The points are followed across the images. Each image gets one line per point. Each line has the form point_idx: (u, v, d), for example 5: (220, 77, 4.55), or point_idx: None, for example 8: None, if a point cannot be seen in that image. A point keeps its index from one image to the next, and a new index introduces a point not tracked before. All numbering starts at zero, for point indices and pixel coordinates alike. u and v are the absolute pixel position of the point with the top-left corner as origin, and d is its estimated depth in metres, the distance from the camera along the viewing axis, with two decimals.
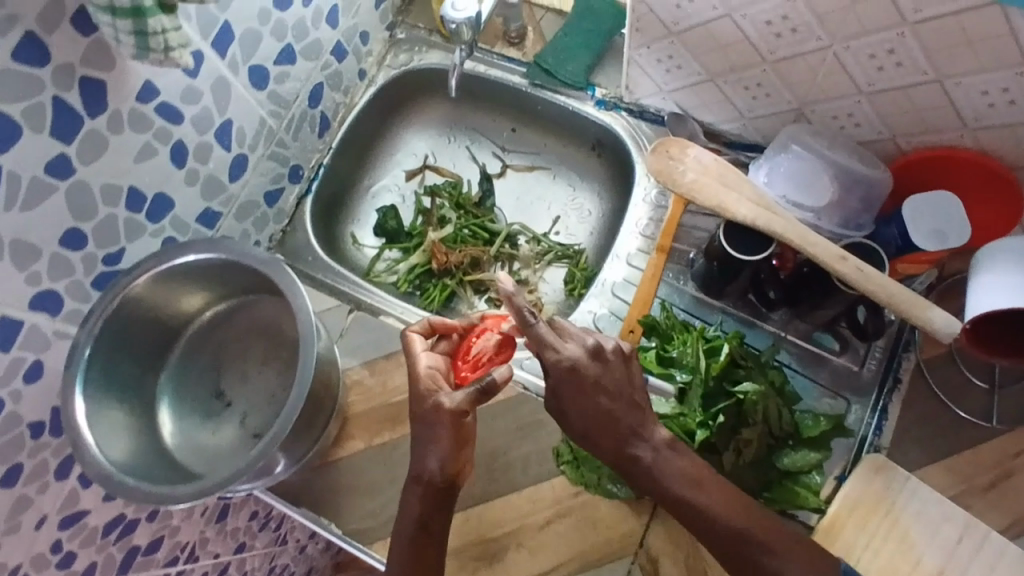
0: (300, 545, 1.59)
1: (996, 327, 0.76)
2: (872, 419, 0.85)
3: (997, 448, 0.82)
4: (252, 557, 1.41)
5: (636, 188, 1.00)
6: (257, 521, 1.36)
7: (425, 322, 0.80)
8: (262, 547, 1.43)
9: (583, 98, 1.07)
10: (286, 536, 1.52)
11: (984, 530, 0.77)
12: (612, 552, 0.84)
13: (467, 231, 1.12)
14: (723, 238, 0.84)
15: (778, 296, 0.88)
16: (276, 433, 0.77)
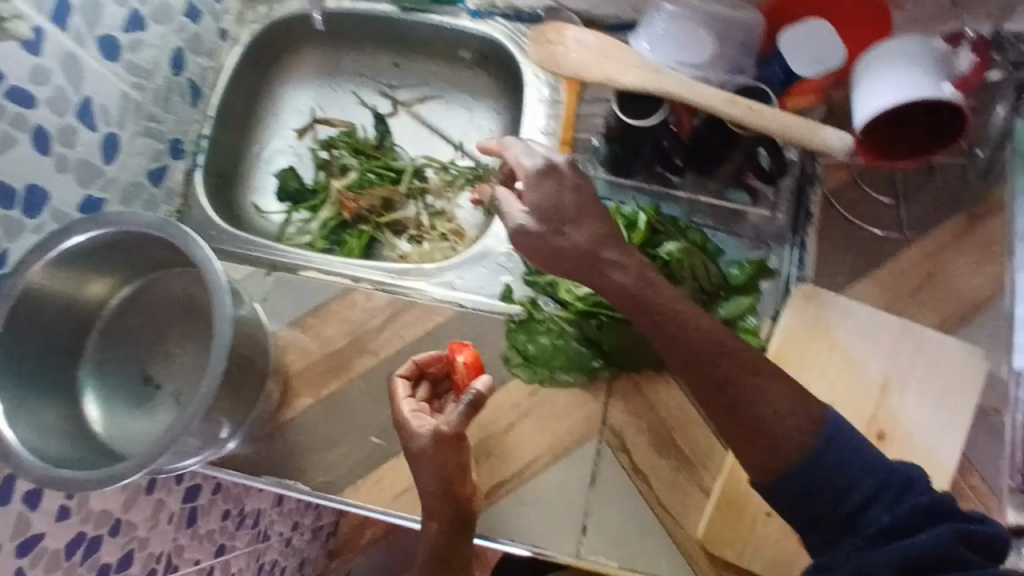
0: (285, 536, 1.59)
1: (890, 131, 0.78)
2: (792, 256, 0.89)
3: (916, 254, 0.87)
4: (237, 558, 1.41)
5: (529, 89, 1.00)
6: (233, 521, 1.37)
7: (408, 362, 0.84)
8: (245, 546, 1.43)
9: (456, 12, 1.06)
10: (268, 531, 1.52)
11: (918, 331, 0.82)
12: (579, 437, 0.86)
13: (372, 174, 1.10)
14: (620, 109, 0.84)
15: (684, 162, 0.89)
16: (206, 392, 0.73)
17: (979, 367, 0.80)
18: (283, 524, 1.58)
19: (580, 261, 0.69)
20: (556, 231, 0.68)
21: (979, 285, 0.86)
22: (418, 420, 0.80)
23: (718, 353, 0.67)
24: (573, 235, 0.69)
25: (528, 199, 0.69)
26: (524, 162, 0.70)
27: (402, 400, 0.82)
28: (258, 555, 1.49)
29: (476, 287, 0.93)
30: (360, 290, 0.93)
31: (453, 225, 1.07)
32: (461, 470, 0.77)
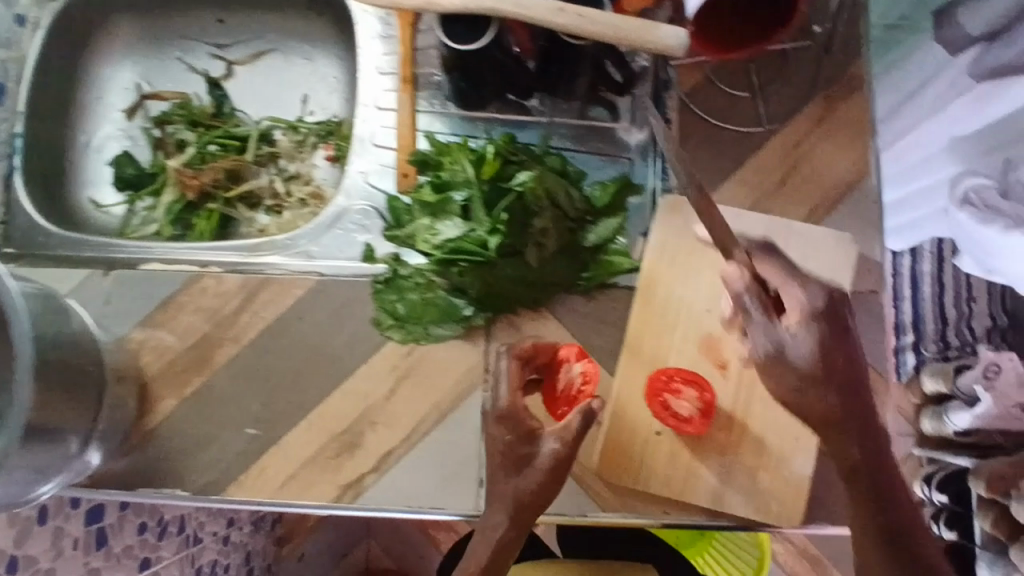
0: (221, 535, 1.41)
1: (715, 28, 0.74)
2: (654, 167, 0.86)
3: (779, 145, 0.84)
4: (166, 569, 1.26)
5: (359, 23, 0.90)
6: (154, 530, 1.22)
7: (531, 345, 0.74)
8: (174, 555, 1.28)
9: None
10: (198, 534, 1.35)
11: (784, 223, 0.81)
12: (464, 389, 0.82)
13: (214, 146, 1.01)
14: (445, 35, 0.76)
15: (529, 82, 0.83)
16: (17, 416, 0.65)
17: (848, 251, 0.80)
18: (218, 523, 1.41)
19: (823, 400, 0.61)
20: (778, 341, 0.61)
21: (844, 168, 0.84)
22: (518, 454, 0.67)
23: (871, 433, 0.64)
24: (797, 340, 0.61)
25: (797, 302, 0.62)
26: (798, 295, 0.62)
27: (499, 399, 0.70)
28: (192, 561, 1.35)
29: (335, 252, 0.86)
30: (209, 275, 0.86)
31: (310, 187, 0.99)
32: (529, 515, 0.66)
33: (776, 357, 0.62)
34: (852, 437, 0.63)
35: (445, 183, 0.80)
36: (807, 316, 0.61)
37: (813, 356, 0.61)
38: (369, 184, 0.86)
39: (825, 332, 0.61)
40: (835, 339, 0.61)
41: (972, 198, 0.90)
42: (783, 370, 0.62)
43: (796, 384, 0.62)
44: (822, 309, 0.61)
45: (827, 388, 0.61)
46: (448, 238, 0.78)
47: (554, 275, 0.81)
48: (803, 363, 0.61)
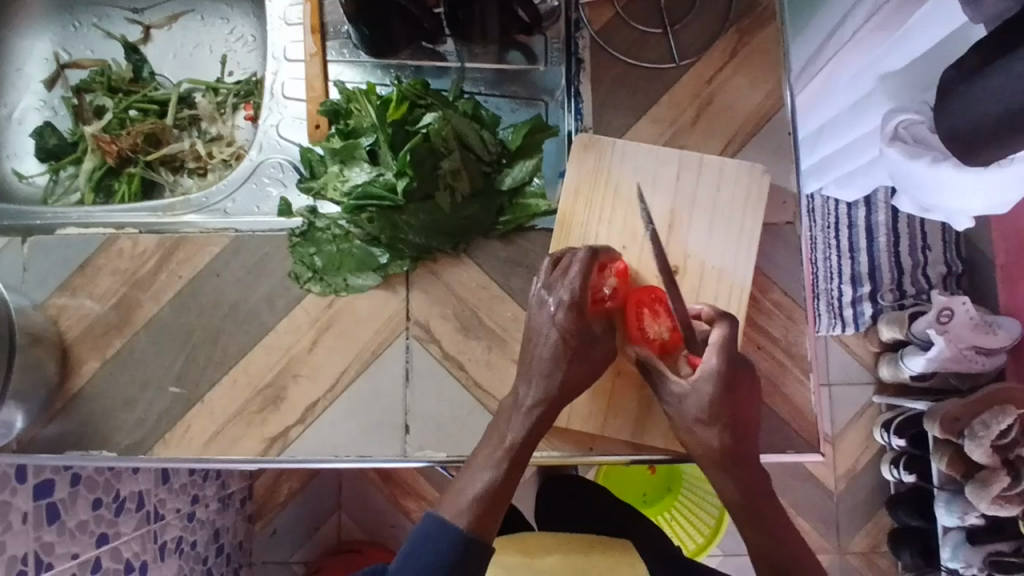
0: (185, 512, 1.28)
1: None
2: (571, 108, 0.86)
3: (692, 81, 0.84)
4: (129, 543, 1.13)
5: None
6: (112, 505, 1.09)
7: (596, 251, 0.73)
8: (136, 531, 1.15)
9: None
10: (161, 510, 1.22)
11: (698, 158, 0.80)
12: (386, 338, 0.81)
13: (135, 111, 1.02)
14: None
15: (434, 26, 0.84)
16: None
17: (760, 183, 0.79)
18: (181, 500, 1.28)
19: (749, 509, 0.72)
20: (682, 396, 0.71)
21: (756, 100, 0.84)
22: (575, 341, 0.72)
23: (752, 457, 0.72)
24: (698, 396, 0.70)
25: (708, 364, 0.71)
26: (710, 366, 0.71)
27: (561, 293, 0.72)
28: (155, 538, 1.20)
29: (251, 207, 0.87)
30: (124, 237, 0.85)
31: (233, 147, 1.00)
32: (562, 400, 0.72)
33: (678, 407, 0.72)
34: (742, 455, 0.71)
35: (353, 130, 0.82)
36: (713, 379, 0.70)
37: (711, 408, 0.70)
38: (280, 134, 0.89)
39: (726, 391, 0.70)
40: (734, 389, 0.70)
41: (902, 133, 0.91)
42: (681, 417, 0.72)
43: (706, 432, 0.71)
44: (727, 374, 0.70)
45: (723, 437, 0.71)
46: (356, 184, 0.79)
47: (469, 220, 0.80)
48: (704, 415, 0.70)
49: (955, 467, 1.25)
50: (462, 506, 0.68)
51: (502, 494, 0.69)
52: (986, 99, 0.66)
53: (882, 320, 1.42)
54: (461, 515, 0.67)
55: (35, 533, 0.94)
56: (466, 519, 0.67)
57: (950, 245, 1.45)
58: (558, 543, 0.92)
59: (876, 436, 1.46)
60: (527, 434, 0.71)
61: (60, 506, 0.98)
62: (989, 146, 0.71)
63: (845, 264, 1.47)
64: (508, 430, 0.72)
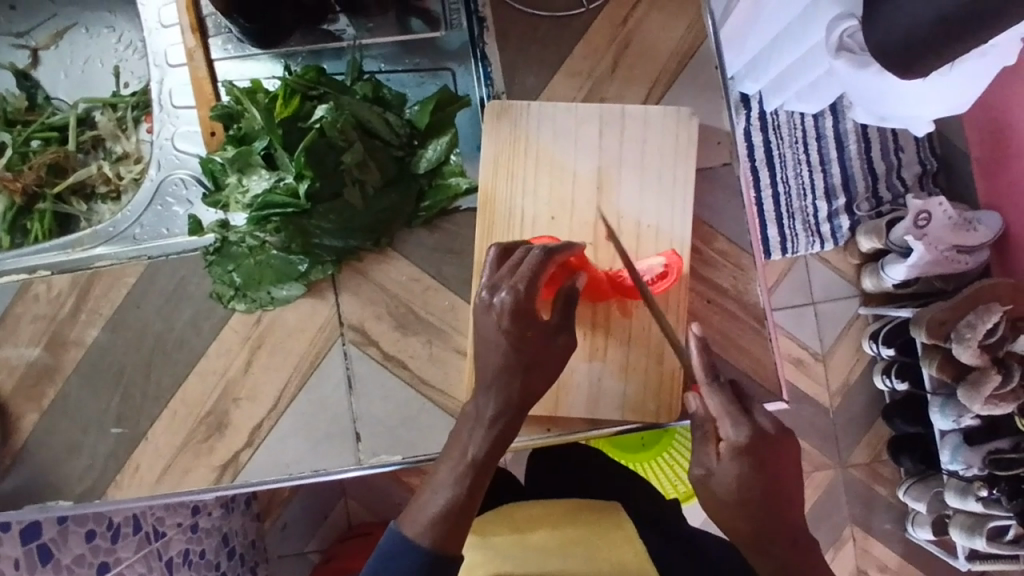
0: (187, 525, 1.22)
1: None
2: (479, 72, 0.80)
3: (605, 25, 0.78)
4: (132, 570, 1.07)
5: None
6: (111, 531, 1.04)
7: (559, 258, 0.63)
8: (139, 554, 1.09)
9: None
10: (161, 528, 1.16)
11: (618, 110, 0.75)
12: (322, 347, 0.78)
13: (36, 141, 0.96)
14: None
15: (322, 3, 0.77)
16: None
17: (688, 127, 0.74)
18: (180, 515, 1.22)
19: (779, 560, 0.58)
20: (709, 469, 0.59)
21: (677, 36, 0.78)
22: (536, 344, 0.62)
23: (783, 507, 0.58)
24: (723, 473, 0.58)
25: (728, 437, 0.57)
26: (730, 435, 0.57)
27: (504, 293, 0.61)
28: (159, 556, 1.15)
29: (162, 229, 0.83)
30: (37, 281, 0.81)
31: (142, 164, 0.95)
32: (524, 412, 0.63)
33: (703, 486, 0.60)
34: (767, 504, 0.57)
35: (246, 135, 0.77)
36: (735, 455, 0.57)
37: (731, 488, 0.57)
38: (177, 146, 0.84)
39: (753, 474, 0.57)
40: (763, 467, 0.57)
41: (847, 43, 0.84)
42: (709, 496, 0.60)
43: (731, 514, 0.59)
44: (752, 447, 0.57)
45: (745, 523, 0.58)
46: (256, 193, 0.75)
47: (387, 211, 0.75)
48: (728, 497, 0.58)
49: (944, 371, 1.22)
50: (425, 525, 0.58)
51: (467, 510, 0.59)
52: (916, 9, 0.61)
53: (861, 232, 1.35)
54: (428, 532, 0.58)
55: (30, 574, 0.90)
56: (429, 536, 0.57)
57: (920, 144, 1.39)
58: (547, 514, 0.80)
59: (866, 348, 1.41)
60: (491, 447, 0.61)
61: (53, 545, 0.94)
62: (923, 59, 0.66)
63: (817, 178, 1.40)
64: (467, 443, 0.62)
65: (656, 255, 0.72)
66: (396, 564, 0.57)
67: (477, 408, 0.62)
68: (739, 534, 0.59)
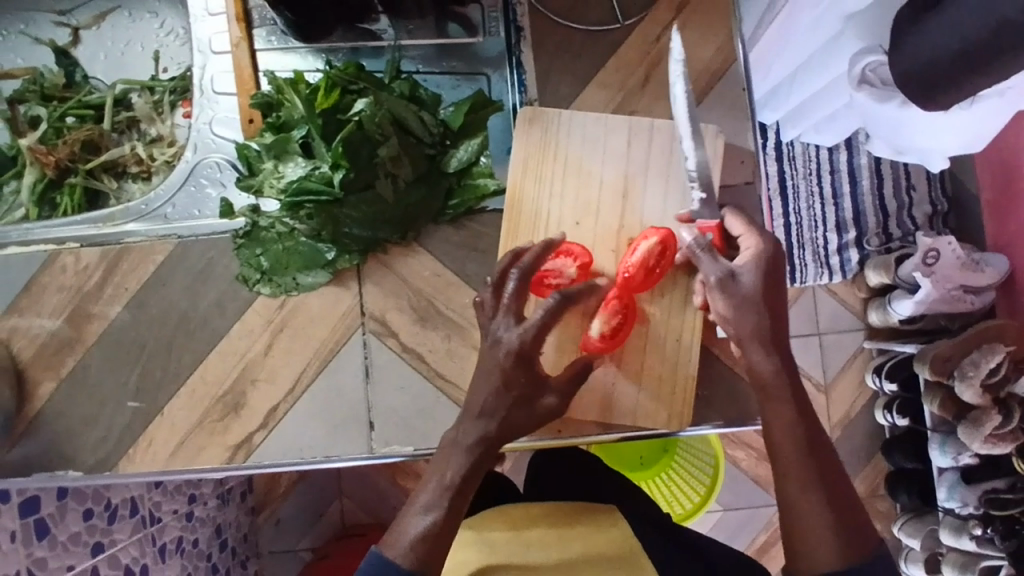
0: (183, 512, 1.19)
1: None
2: (513, 79, 0.82)
3: (639, 41, 0.80)
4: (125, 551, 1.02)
5: None
6: (108, 514, 0.99)
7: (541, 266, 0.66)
8: (133, 537, 1.04)
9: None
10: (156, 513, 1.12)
11: (648, 123, 0.77)
12: (342, 336, 0.79)
13: (70, 117, 0.98)
14: None
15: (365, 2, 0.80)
16: None
17: (715, 143, 0.76)
18: (177, 501, 1.20)
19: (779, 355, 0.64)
20: (730, 274, 0.64)
21: (707, 55, 0.80)
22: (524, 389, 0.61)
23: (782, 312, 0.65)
24: (747, 276, 0.63)
25: (754, 247, 0.64)
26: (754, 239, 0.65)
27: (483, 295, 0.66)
28: (153, 541, 1.11)
29: (193, 210, 0.85)
30: (66, 252, 0.82)
31: (175, 147, 0.97)
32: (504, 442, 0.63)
33: (724, 289, 0.63)
34: (778, 301, 0.64)
35: (285, 123, 0.79)
36: (762, 258, 0.64)
37: (754, 287, 0.63)
38: (214, 130, 0.86)
39: (772, 276, 0.64)
40: (780, 270, 0.64)
41: (870, 77, 0.85)
42: (731, 300, 0.63)
43: (752, 316, 0.63)
44: (773, 254, 0.64)
45: (763, 323, 0.63)
46: (291, 179, 0.76)
47: (415, 205, 0.77)
48: (750, 296, 0.63)
49: (945, 409, 1.23)
50: (407, 548, 0.59)
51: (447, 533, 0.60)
52: (940, 40, 0.64)
53: (869, 265, 1.37)
54: (408, 555, 0.59)
55: (24, 549, 0.86)
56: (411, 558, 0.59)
57: (934, 183, 1.41)
58: (545, 512, 0.81)
59: (868, 381, 1.42)
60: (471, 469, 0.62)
61: (52, 520, 0.88)
62: (945, 87, 0.68)
63: (829, 211, 1.42)
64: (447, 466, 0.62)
65: (644, 238, 0.72)
66: None
67: (456, 434, 0.63)
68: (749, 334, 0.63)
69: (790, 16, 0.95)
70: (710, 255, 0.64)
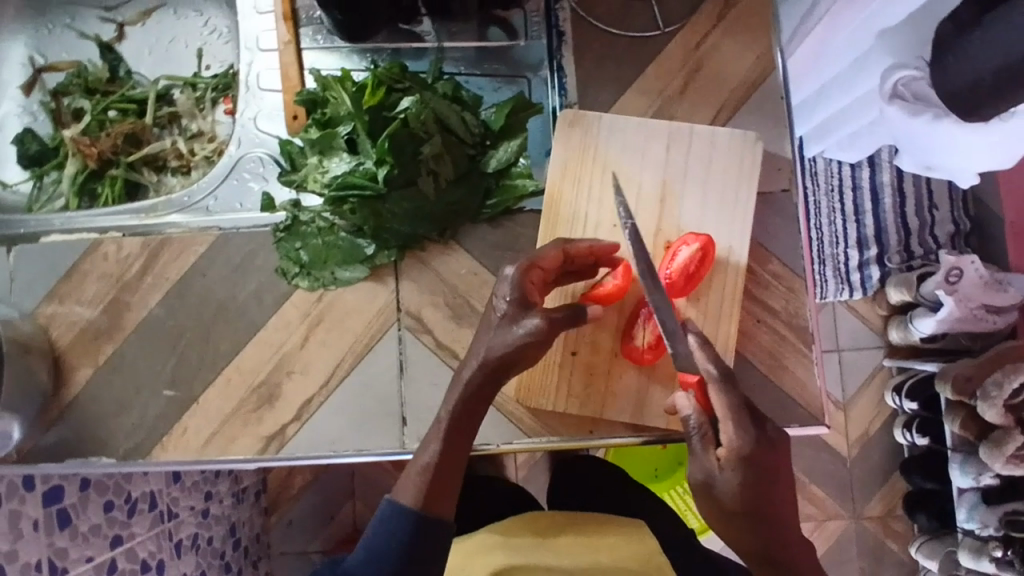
0: (200, 509, 1.13)
1: None
2: (554, 82, 0.84)
3: (680, 48, 0.82)
4: (141, 544, 0.97)
5: None
6: (125, 507, 0.95)
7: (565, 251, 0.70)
8: (150, 531, 1.00)
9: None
10: (174, 509, 1.06)
11: (687, 128, 0.78)
12: (378, 331, 0.80)
13: (113, 111, 1.00)
14: None
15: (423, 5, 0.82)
16: None
17: (753, 151, 0.77)
18: (194, 497, 1.13)
19: (768, 547, 0.63)
20: (710, 476, 0.61)
21: (746, 65, 0.81)
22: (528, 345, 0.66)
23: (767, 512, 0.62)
24: (724, 481, 0.61)
25: (730, 444, 0.60)
26: (732, 441, 0.60)
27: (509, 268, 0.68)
28: (169, 537, 1.05)
29: (234, 203, 0.87)
30: (108, 241, 0.83)
31: (215, 143, 0.99)
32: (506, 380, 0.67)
33: (704, 491, 0.62)
34: (756, 507, 0.61)
35: (331, 119, 0.80)
36: (738, 463, 0.60)
37: (733, 494, 0.61)
38: (257, 126, 0.88)
39: (753, 479, 0.60)
40: (761, 468, 0.60)
41: (901, 91, 0.85)
42: (709, 499, 0.63)
43: (730, 520, 0.62)
44: (752, 455, 0.60)
45: (742, 527, 0.62)
46: (336, 174, 0.78)
47: (455, 204, 0.78)
48: (728, 502, 0.61)
49: (966, 429, 1.19)
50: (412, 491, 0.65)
51: (441, 477, 0.65)
52: (985, 53, 0.65)
53: (891, 282, 1.34)
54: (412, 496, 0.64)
55: (46, 538, 0.80)
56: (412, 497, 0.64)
57: (955, 202, 1.37)
58: (570, 518, 0.79)
59: (888, 400, 1.39)
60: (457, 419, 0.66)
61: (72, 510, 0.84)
62: (988, 100, 0.69)
63: (851, 228, 1.39)
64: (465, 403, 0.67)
65: (688, 245, 0.73)
66: (388, 533, 0.63)
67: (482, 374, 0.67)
68: (728, 532, 0.64)
69: (826, 31, 0.97)
70: (696, 447, 0.62)
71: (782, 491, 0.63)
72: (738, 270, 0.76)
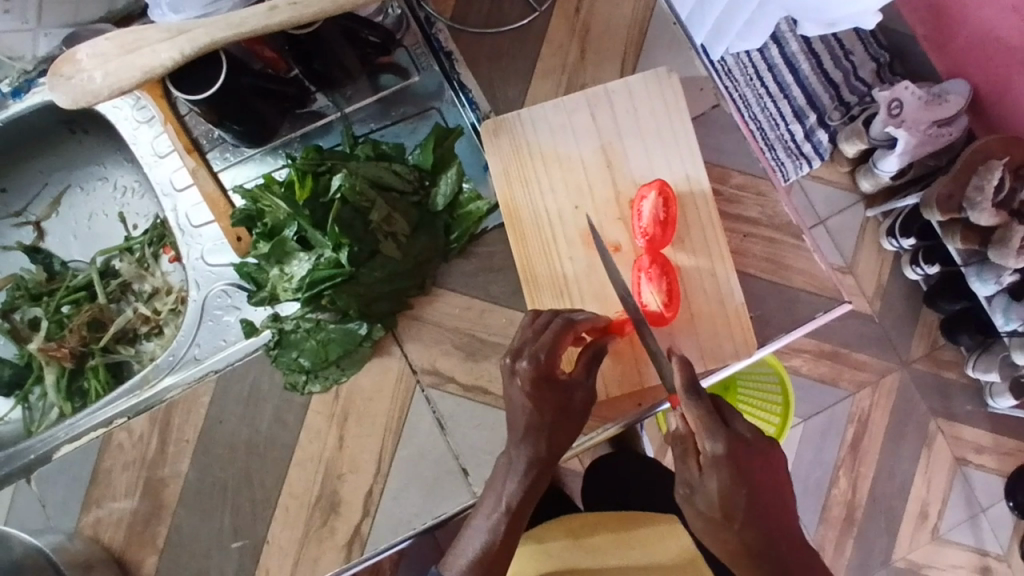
0: None
1: None
2: (462, 102, 0.85)
3: (560, 17, 0.84)
4: None
5: (120, 122, 0.91)
6: None
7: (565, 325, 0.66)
8: None
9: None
10: None
11: (602, 90, 0.78)
12: (404, 401, 0.80)
13: (65, 305, 0.99)
14: (175, 91, 0.73)
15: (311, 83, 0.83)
16: None
17: (670, 83, 0.78)
18: None
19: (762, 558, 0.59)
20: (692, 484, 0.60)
21: (628, 9, 0.83)
22: (554, 406, 0.66)
23: (755, 512, 0.59)
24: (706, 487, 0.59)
25: (706, 450, 0.58)
26: (711, 449, 0.58)
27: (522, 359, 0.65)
28: None
29: (218, 342, 0.87)
30: (117, 429, 0.82)
31: (172, 292, 0.98)
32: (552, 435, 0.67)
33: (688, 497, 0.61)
34: (741, 506, 0.59)
35: (274, 227, 0.80)
36: (715, 466, 0.58)
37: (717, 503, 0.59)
38: (207, 261, 0.88)
39: (735, 483, 0.58)
40: (743, 472, 0.58)
41: None
42: (694, 506, 0.61)
43: (719, 527, 0.59)
44: (730, 457, 0.58)
45: (727, 533, 0.59)
46: (301, 276, 0.78)
47: (421, 255, 0.78)
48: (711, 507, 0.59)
49: (970, 242, 1.11)
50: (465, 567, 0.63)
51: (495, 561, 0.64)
52: None
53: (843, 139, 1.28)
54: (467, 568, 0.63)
55: None
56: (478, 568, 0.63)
57: (868, 40, 1.33)
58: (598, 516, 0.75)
59: (886, 245, 1.32)
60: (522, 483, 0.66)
61: None
62: None
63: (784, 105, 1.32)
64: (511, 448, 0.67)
65: (647, 199, 0.75)
66: None
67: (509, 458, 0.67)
68: (718, 541, 0.60)
69: None
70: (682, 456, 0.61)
71: (771, 497, 0.60)
72: (704, 194, 0.77)
